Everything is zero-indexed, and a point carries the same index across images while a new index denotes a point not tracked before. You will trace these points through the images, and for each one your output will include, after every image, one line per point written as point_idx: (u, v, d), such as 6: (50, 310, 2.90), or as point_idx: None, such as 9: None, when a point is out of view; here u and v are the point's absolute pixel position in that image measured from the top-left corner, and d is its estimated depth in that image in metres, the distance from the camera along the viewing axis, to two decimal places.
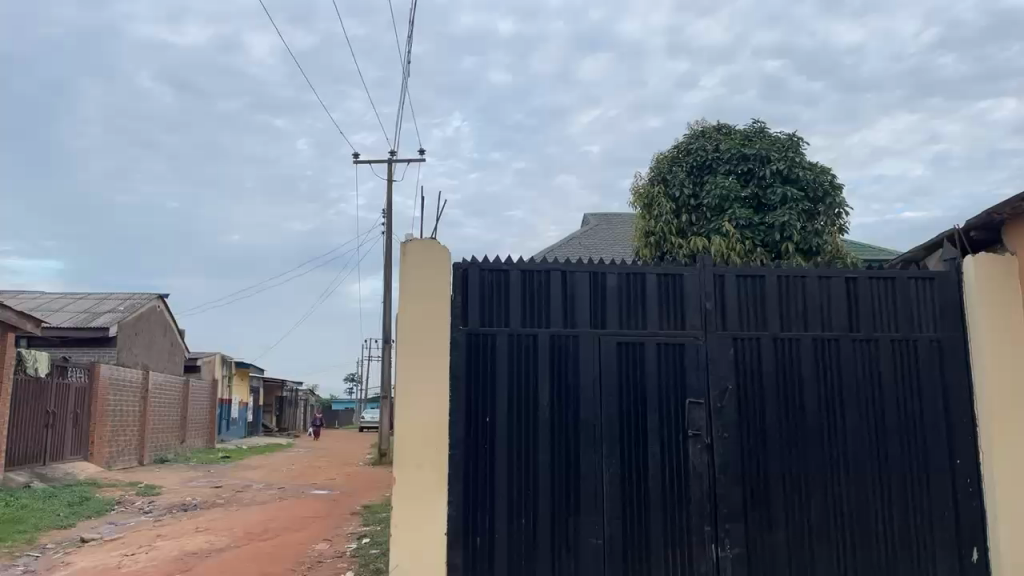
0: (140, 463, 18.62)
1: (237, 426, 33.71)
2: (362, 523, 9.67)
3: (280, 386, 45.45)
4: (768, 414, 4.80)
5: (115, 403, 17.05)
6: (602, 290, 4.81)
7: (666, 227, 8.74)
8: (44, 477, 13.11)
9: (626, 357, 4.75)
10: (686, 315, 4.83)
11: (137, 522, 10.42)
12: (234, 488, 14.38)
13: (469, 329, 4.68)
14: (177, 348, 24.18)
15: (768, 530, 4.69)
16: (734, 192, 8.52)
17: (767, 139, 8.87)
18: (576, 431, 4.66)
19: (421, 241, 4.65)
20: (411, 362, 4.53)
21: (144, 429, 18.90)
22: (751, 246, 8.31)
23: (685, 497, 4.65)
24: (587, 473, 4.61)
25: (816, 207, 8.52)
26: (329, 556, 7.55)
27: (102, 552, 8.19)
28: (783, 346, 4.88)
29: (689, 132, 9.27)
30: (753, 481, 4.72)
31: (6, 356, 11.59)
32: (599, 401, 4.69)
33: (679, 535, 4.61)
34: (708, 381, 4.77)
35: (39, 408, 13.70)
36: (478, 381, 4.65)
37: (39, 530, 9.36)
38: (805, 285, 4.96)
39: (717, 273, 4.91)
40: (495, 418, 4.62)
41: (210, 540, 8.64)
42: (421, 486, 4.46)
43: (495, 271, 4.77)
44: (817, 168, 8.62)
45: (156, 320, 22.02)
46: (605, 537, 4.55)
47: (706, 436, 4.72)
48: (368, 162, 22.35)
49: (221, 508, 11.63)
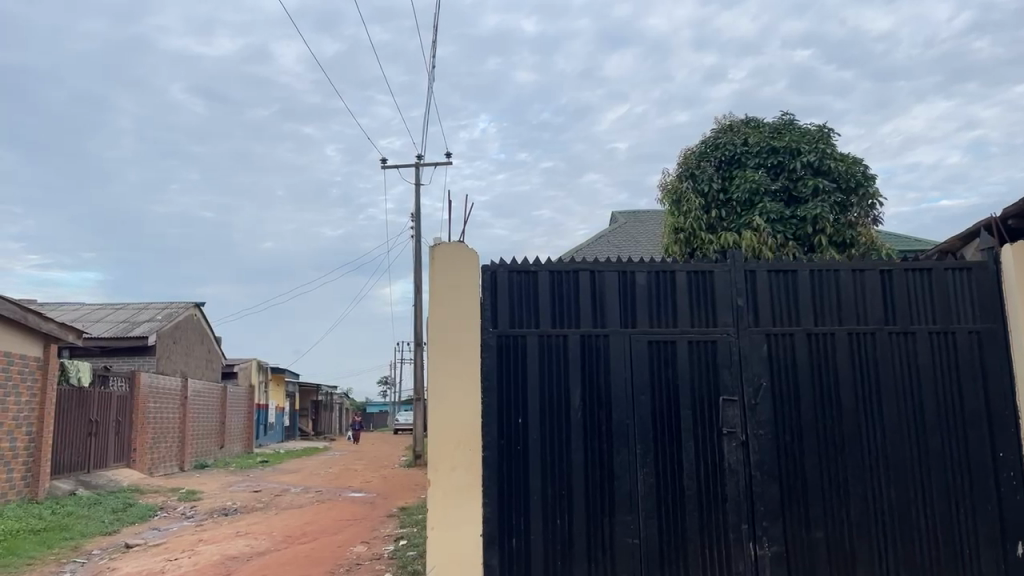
0: (181, 469, 18.97)
1: (276, 431, 34.27)
2: (399, 525, 9.73)
3: (315, 391, 46.02)
4: (804, 410, 4.75)
5: (155, 411, 17.39)
6: (632, 289, 4.80)
7: (695, 223, 8.67)
8: (89, 484, 13.43)
9: (657, 356, 4.73)
10: (717, 312, 4.80)
11: (179, 527, 10.60)
12: (273, 493, 14.55)
13: (498, 331, 4.70)
14: (214, 356, 24.53)
15: (806, 528, 4.64)
16: (764, 185, 8.42)
17: (797, 131, 8.74)
18: (609, 431, 4.66)
19: (448, 245, 4.67)
20: (442, 366, 4.57)
21: (184, 436, 19.23)
22: (783, 240, 8.21)
23: (721, 495, 4.63)
24: (621, 474, 4.60)
25: (848, 199, 8.34)
26: (367, 558, 7.61)
27: (146, 558, 8.34)
28: (817, 340, 4.82)
29: (717, 126, 9.20)
30: (790, 480, 4.68)
31: (48, 367, 11.83)
32: (631, 400, 4.68)
33: (716, 534, 4.59)
34: (741, 380, 4.73)
35: (83, 417, 13.99)
36: (510, 383, 4.66)
37: (85, 537, 9.58)
38: (838, 278, 4.89)
39: (747, 269, 4.87)
40: (527, 419, 4.64)
41: (251, 544, 8.74)
42: (455, 487, 4.48)
43: (523, 272, 4.77)
44: (849, 159, 8.46)
45: (193, 328, 22.36)
46: (640, 536, 4.54)
47: (741, 433, 4.69)
48: (397, 166, 22.63)
49: (261, 512, 11.81)
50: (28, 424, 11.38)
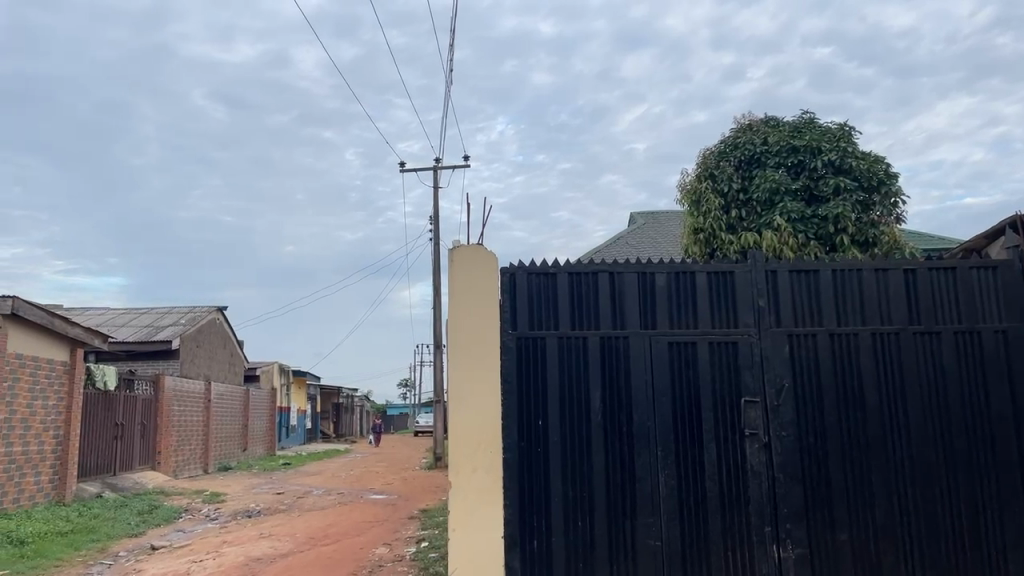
0: (205, 472, 19.18)
1: (297, 433, 34.51)
2: (421, 527, 9.76)
3: (336, 394, 46.30)
4: (827, 410, 4.72)
5: (179, 414, 17.57)
6: (652, 291, 4.79)
7: (714, 223, 8.63)
8: (115, 487, 13.61)
9: (678, 358, 4.72)
10: (738, 313, 4.77)
11: (204, 529, 10.71)
12: (296, 495, 14.65)
13: (518, 334, 4.71)
14: (237, 359, 24.77)
15: (830, 530, 4.60)
16: (784, 184, 8.35)
17: (818, 129, 8.66)
18: (630, 433, 4.65)
19: (467, 248, 4.70)
20: (462, 367, 4.59)
21: (208, 438, 19.42)
22: (804, 240, 8.14)
23: (743, 497, 4.60)
24: (642, 475, 4.60)
25: (871, 197, 8.23)
26: (389, 560, 7.65)
27: (171, 560, 8.44)
28: (840, 341, 4.78)
29: (736, 125, 9.16)
30: (813, 482, 4.64)
31: (75, 371, 12.01)
32: (653, 402, 4.67)
33: (739, 536, 4.56)
34: (763, 380, 4.71)
35: (109, 421, 14.19)
36: (530, 385, 4.67)
37: (111, 539, 9.71)
38: (861, 278, 4.85)
39: (769, 269, 4.84)
40: (547, 421, 4.64)
41: (274, 546, 8.82)
42: (477, 490, 4.49)
43: (543, 274, 4.78)
44: (870, 157, 8.36)
45: (216, 332, 22.59)
46: (663, 538, 4.53)
47: (763, 435, 4.66)
48: (415, 170, 22.75)
49: (284, 514, 11.91)
50: (55, 427, 11.56)
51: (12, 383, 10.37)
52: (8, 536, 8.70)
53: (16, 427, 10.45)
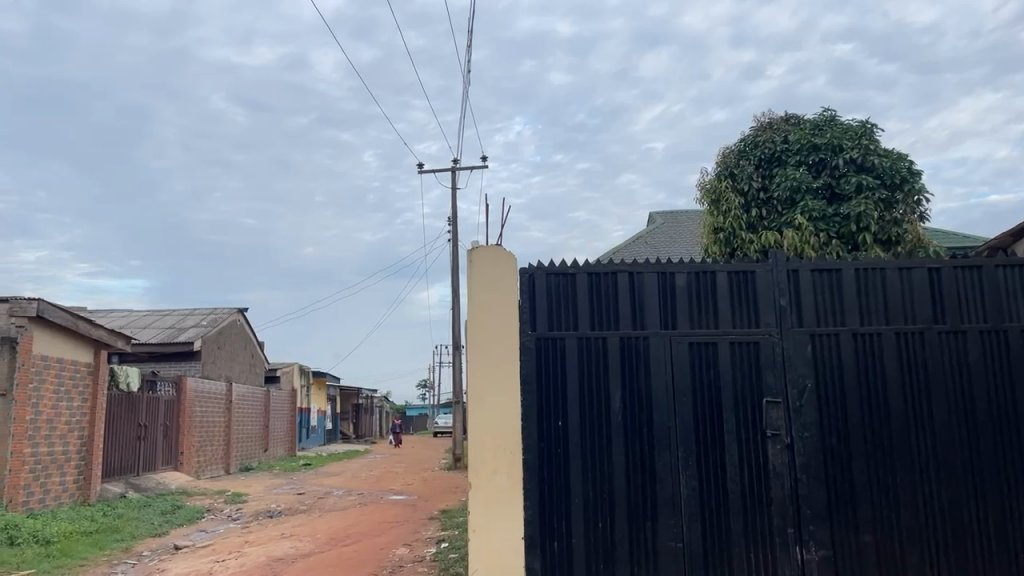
0: (226, 472, 19.34)
1: (318, 434, 34.74)
2: (441, 527, 9.78)
3: (356, 394, 46.60)
4: (850, 411, 4.66)
5: (201, 415, 17.74)
6: (672, 291, 4.75)
7: (734, 223, 8.57)
8: (138, 487, 13.76)
9: (699, 358, 4.69)
10: (760, 313, 4.73)
11: (226, 529, 10.80)
12: (316, 495, 14.73)
13: (537, 334, 4.69)
14: (258, 360, 24.96)
15: (854, 532, 4.55)
16: (806, 182, 8.27)
17: (839, 127, 8.57)
18: (650, 433, 4.62)
19: (485, 248, 4.69)
20: (481, 368, 4.58)
21: (229, 439, 19.58)
22: (826, 238, 8.04)
23: (765, 499, 4.56)
24: (663, 477, 4.57)
25: (894, 196, 8.11)
26: (410, 561, 7.67)
27: (194, 560, 8.51)
28: (863, 340, 4.73)
29: (756, 124, 9.09)
30: (837, 483, 4.59)
31: (99, 373, 12.16)
32: (673, 403, 4.64)
33: (761, 538, 4.52)
34: (785, 380, 4.66)
35: (133, 421, 14.35)
36: (549, 386, 4.66)
37: (135, 538, 9.81)
38: (884, 277, 4.79)
39: (790, 268, 4.79)
40: (567, 422, 4.62)
41: (295, 546, 8.87)
42: (496, 491, 4.48)
43: (562, 275, 4.76)
44: (893, 154, 8.24)
45: (237, 333, 22.79)
46: (684, 540, 4.50)
47: (785, 436, 4.61)
48: (434, 171, 22.82)
49: (305, 514, 11.98)
50: (80, 428, 11.70)
51: (38, 384, 10.51)
52: (34, 536, 8.81)
53: (41, 428, 10.58)
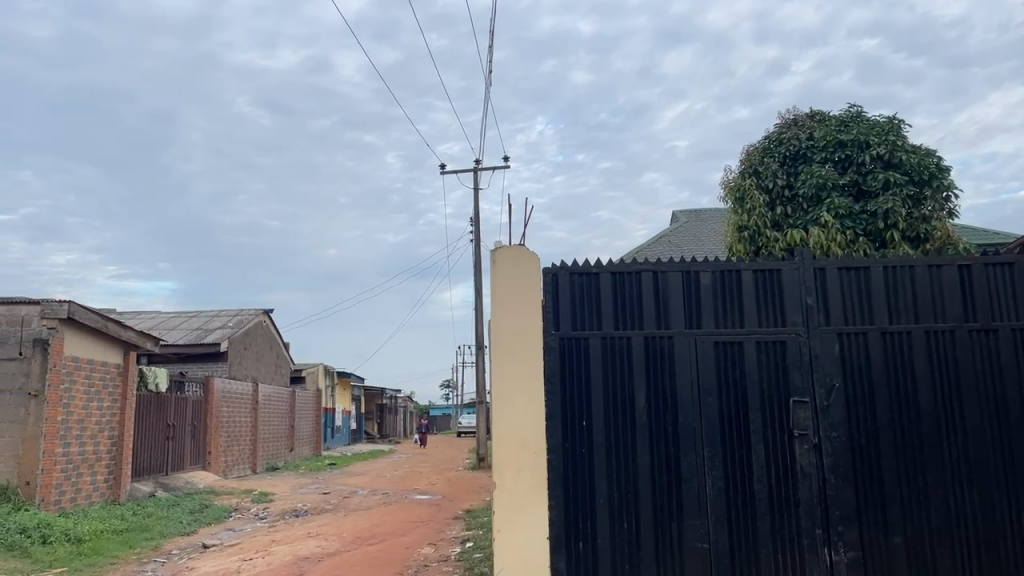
0: (253, 472, 19.53)
1: (342, 434, 34.94)
2: (465, 527, 9.79)
3: (380, 394, 46.84)
4: (880, 411, 4.60)
5: (228, 415, 17.93)
6: (696, 290, 4.72)
7: (759, 221, 8.48)
8: (167, 486, 13.94)
9: (724, 357, 4.65)
10: (786, 312, 4.68)
11: (253, 528, 10.89)
12: (341, 495, 14.81)
13: (561, 334, 4.68)
14: (283, 361, 25.16)
15: (884, 533, 4.49)
16: (831, 179, 8.18)
17: (865, 123, 8.46)
18: (675, 434, 4.60)
19: (508, 248, 4.69)
20: (505, 368, 4.58)
21: (256, 439, 19.77)
22: (853, 236, 7.92)
23: (793, 500, 4.51)
24: (688, 477, 4.54)
25: (922, 192, 7.98)
26: (435, 560, 7.68)
27: (222, 558, 8.61)
28: (892, 339, 4.66)
29: (781, 121, 9.00)
30: (866, 484, 4.53)
31: (128, 374, 12.33)
32: (698, 403, 4.61)
33: (789, 539, 4.48)
34: (813, 380, 4.61)
35: (161, 422, 14.54)
36: (573, 387, 4.64)
37: (164, 537, 9.94)
38: (913, 275, 4.71)
39: (817, 267, 4.73)
40: (591, 423, 4.61)
41: (322, 545, 8.94)
42: (521, 490, 4.48)
43: (585, 274, 4.74)
44: (921, 151, 8.11)
45: (263, 334, 23.01)
46: (710, 541, 4.47)
47: (813, 436, 4.57)
48: (456, 172, 22.87)
49: (330, 513, 12.07)
50: (110, 428, 11.87)
51: (68, 385, 10.66)
52: (66, 535, 8.94)
53: (72, 428, 10.75)
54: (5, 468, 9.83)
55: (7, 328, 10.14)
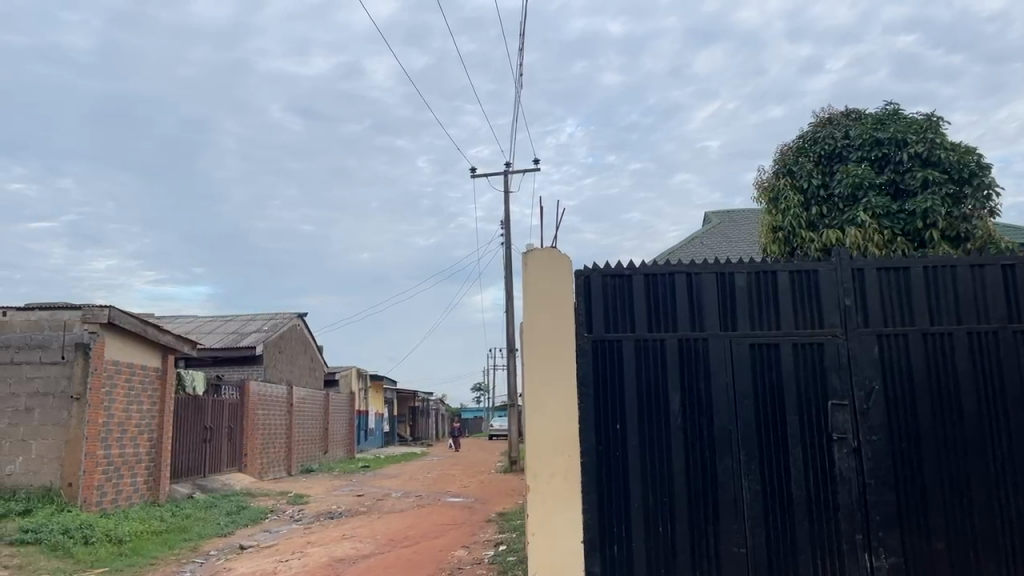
0: (288, 474, 19.77)
1: (376, 437, 35.22)
2: (499, 530, 9.78)
3: (412, 397, 47.18)
4: (921, 414, 4.51)
5: (264, 417, 18.17)
6: (731, 291, 4.67)
7: (794, 221, 8.37)
8: (205, 488, 14.15)
9: (760, 359, 4.60)
10: (823, 313, 4.61)
11: (289, 530, 11.02)
12: (375, 497, 14.94)
13: (593, 336, 4.66)
14: (317, 364, 25.43)
15: (926, 538, 4.40)
16: (868, 178, 8.04)
17: (903, 121, 8.30)
18: (710, 437, 4.55)
19: (541, 251, 4.69)
20: (537, 371, 4.57)
21: (291, 442, 20.00)
22: (891, 236, 7.77)
23: (832, 505, 4.44)
24: (724, 480, 4.49)
25: (962, 190, 7.79)
26: (469, 563, 7.68)
27: (260, 559, 8.71)
28: (933, 341, 4.57)
29: (815, 120, 8.88)
30: (907, 488, 4.44)
31: (167, 377, 12.55)
32: (734, 405, 4.56)
33: (829, 544, 4.41)
34: (852, 382, 4.54)
35: (199, 424, 14.75)
36: (607, 390, 4.62)
37: (202, 538, 10.08)
38: (955, 275, 4.61)
39: (855, 267, 4.66)
40: (626, 426, 4.58)
41: (356, 547, 8.98)
42: (555, 494, 4.47)
43: (618, 276, 4.72)
44: (961, 148, 7.93)
45: (297, 338, 23.28)
46: (748, 545, 4.42)
47: (852, 438, 4.49)
48: (486, 175, 22.90)
49: (365, 516, 12.13)
50: (150, 430, 12.10)
51: (109, 388, 10.89)
52: (108, 535, 9.12)
53: (113, 430, 10.97)
54: (49, 469, 10.07)
55: (51, 332, 10.41)
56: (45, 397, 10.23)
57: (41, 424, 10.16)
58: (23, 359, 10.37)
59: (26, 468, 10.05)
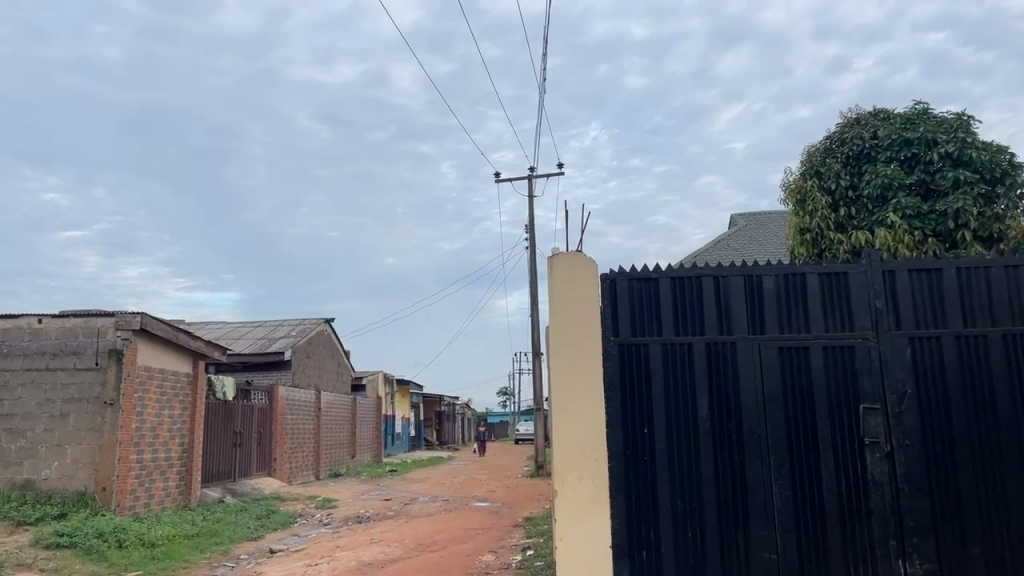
0: (317, 478, 19.93)
1: (403, 441, 35.37)
2: (526, 535, 9.77)
3: (438, 402, 47.30)
4: (955, 418, 4.44)
5: (293, 422, 18.36)
6: (759, 294, 4.63)
7: (822, 223, 8.27)
8: (235, 493, 14.30)
9: (790, 363, 4.55)
10: (854, 315, 4.56)
11: (317, 534, 11.11)
12: (402, 501, 15.01)
13: (620, 340, 4.64)
14: (344, 369, 25.59)
15: (961, 544, 4.32)
16: (898, 179, 7.93)
17: (932, 120, 8.18)
18: (740, 441, 4.51)
19: (566, 255, 4.69)
20: (563, 377, 4.57)
21: (319, 447, 20.15)
22: (922, 237, 7.65)
23: (865, 510, 4.39)
24: (754, 485, 4.45)
25: (994, 190, 7.67)
26: (496, 568, 7.68)
27: (290, 563, 8.80)
28: (967, 344, 4.50)
29: (843, 120, 8.77)
30: (942, 493, 4.37)
31: (198, 382, 12.73)
32: (763, 409, 4.52)
33: (862, 550, 4.35)
34: (883, 386, 4.48)
35: (229, 429, 14.93)
36: (634, 396, 4.60)
37: (233, 542, 10.20)
38: (989, 276, 4.54)
39: (886, 269, 4.60)
40: (653, 430, 4.56)
41: (384, 551, 9.03)
42: (581, 498, 4.46)
43: (644, 280, 4.70)
44: (992, 147, 7.81)
45: (324, 343, 23.46)
46: (778, 551, 4.38)
47: (885, 443, 4.43)
48: (511, 180, 22.90)
49: (392, 520, 12.18)
50: (182, 435, 12.27)
51: (142, 395, 11.06)
52: (141, 539, 9.26)
53: (145, 436, 11.12)
54: (83, 474, 10.24)
55: (85, 339, 10.61)
56: (80, 402, 10.42)
57: (76, 429, 10.34)
58: (58, 365, 10.57)
59: (61, 473, 10.24)
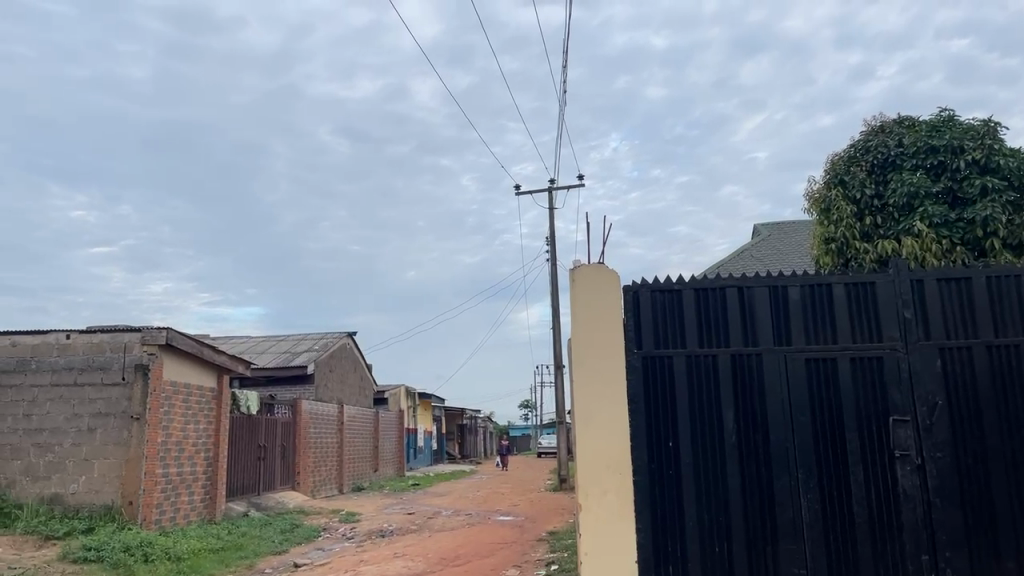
0: (339, 492, 19.97)
1: (425, 455, 35.37)
2: (550, 549, 9.70)
3: (461, 414, 47.29)
4: (988, 430, 4.35)
5: (316, 436, 18.42)
6: (785, 305, 4.58)
7: (847, 232, 8.17)
8: (259, 506, 14.36)
9: (817, 374, 4.49)
10: (882, 326, 4.49)
11: (341, 548, 11.11)
12: (425, 515, 14.97)
13: (643, 353, 4.60)
14: (367, 383, 25.66)
15: (995, 559, 4.23)
16: (924, 187, 7.83)
17: (958, 127, 8.08)
18: (767, 454, 4.45)
19: (588, 267, 4.66)
20: (586, 389, 4.54)
21: (342, 461, 20.19)
22: (949, 245, 7.54)
23: (896, 525, 4.30)
24: (782, 500, 4.38)
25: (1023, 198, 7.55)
26: None
27: None
28: (999, 354, 4.41)
29: (867, 128, 8.69)
30: (975, 506, 4.28)
31: (222, 396, 12.83)
32: (790, 422, 4.46)
33: (893, 565, 4.26)
34: (913, 397, 4.40)
35: (253, 443, 15.01)
36: (658, 408, 4.55)
37: (257, 556, 10.23)
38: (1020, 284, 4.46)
39: (914, 278, 4.53)
40: (679, 443, 4.51)
41: (407, 565, 9.01)
42: (606, 512, 4.41)
43: (666, 292, 4.67)
44: (1020, 154, 7.72)
45: (347, 357, 23.54)
46: (808, 566, 4.30)
47: (916, 456, 4.35)
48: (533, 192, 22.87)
49: (415, 534, 12.17)
50: (206, 449, 12.35)
51: (167, 409, 11.15)
52: (167, 553, 9.32)
53: (171, 450, 11.20)
54: (110, 488, 10.34)
55: (112, 354, 10.72)
56: (107, 417, 10.53)
57: (103, 443, 10.45)
58: (85, 381, 10.69)
59: (88, 487, 10.34)
